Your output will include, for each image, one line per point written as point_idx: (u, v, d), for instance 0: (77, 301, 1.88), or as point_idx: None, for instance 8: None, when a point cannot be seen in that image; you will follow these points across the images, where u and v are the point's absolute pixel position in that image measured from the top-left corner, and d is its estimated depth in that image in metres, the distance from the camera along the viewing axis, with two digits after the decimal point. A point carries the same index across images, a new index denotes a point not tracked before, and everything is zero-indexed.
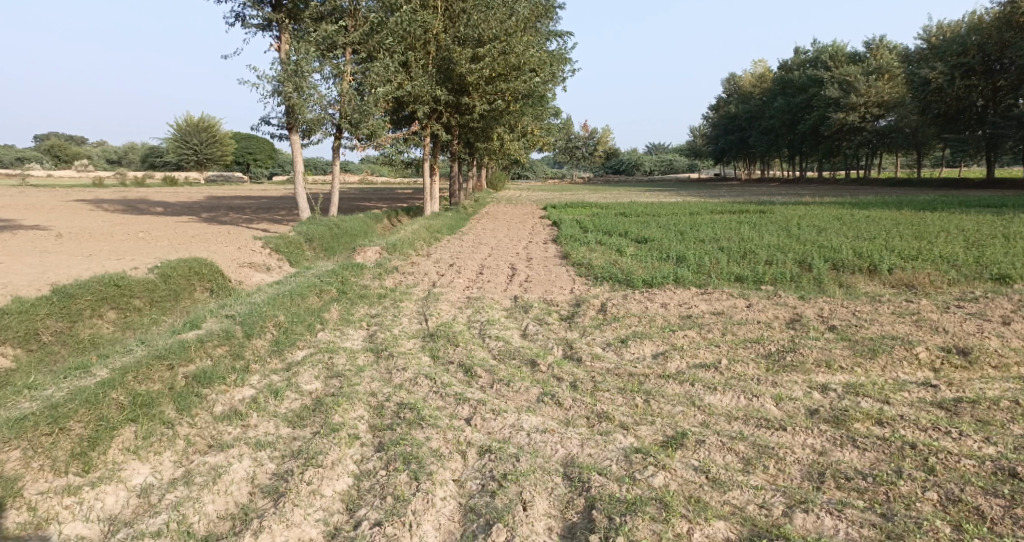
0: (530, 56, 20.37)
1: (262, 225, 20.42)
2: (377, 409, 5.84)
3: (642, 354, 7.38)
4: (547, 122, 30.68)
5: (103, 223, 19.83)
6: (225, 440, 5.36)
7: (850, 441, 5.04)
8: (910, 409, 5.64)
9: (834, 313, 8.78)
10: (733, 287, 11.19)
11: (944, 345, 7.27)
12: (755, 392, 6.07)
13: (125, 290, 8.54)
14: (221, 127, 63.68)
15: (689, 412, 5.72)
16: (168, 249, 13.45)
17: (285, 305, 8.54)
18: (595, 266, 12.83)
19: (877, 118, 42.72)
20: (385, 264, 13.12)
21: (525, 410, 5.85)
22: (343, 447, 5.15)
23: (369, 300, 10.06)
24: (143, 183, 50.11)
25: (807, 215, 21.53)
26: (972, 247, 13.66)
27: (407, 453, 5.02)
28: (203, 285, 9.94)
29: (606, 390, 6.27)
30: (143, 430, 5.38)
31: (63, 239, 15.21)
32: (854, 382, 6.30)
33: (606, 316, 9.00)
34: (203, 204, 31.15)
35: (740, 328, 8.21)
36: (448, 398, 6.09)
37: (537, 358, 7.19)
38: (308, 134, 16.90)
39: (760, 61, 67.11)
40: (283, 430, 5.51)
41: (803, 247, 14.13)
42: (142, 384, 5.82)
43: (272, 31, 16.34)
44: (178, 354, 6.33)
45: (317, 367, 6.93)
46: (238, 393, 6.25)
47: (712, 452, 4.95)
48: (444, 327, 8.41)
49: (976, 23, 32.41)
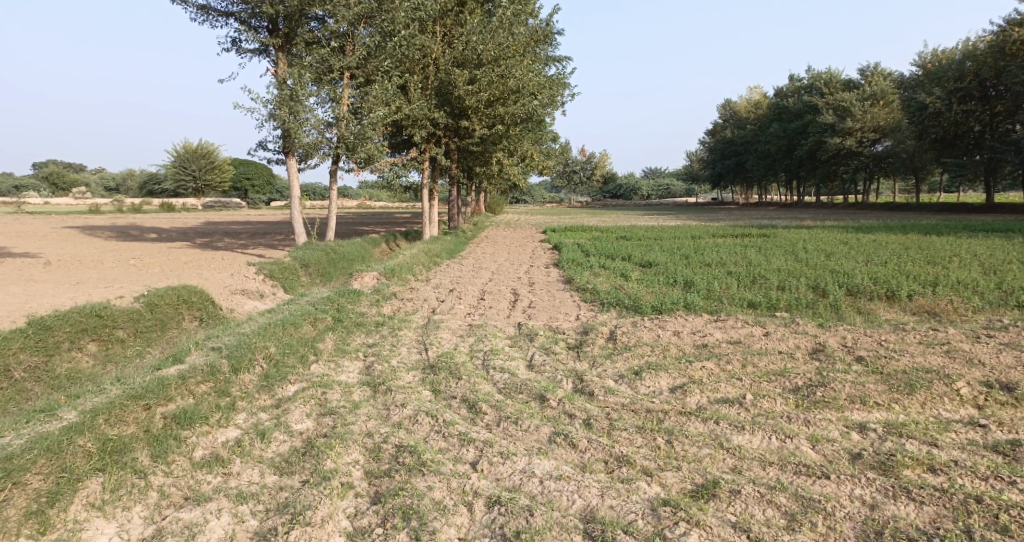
0: (530, 79, 19.96)
1: (259, 250, 19.92)
2: (374, 452, 5.30)
3: (658, 388, 6.84)
4: (547, 146, 30.42)
5: (94, 250, 19.32)
6: (203, 492, 4.78)
7: (903, 491, 4.54)
8: (963, 453, 5.14)
9: (859, 343, 8.28)
10: (747, 314, 10.68)
11: (984, 379, 6.75)
12: (789, 432, 5.54)
13: (108, 321, 8.02)
14: (218, 152, 63.66)
15: (717, 455, 5.18)
16: (159, 276, 13.01)
17: (276, 335, 8.02)
18: (601, 291, 12.34)
19: (873, 142, 42.72)
20: (382, 290, 12.59)
21: (536, 453, 5.30)
22: (334, 500, 4.59)
23: (366, 328, 9.52)
24: (139, 210, 49.76)
25: (812, 238, 21.06)
26: (988, 272, 13.20)
27: (408, 507, 4.47)
28: (191, 315, 9.41)
29: (624, 429, 5.71)
30: (111, 482, 4.81)
31: (51, 266, 14.72)
32: (895, 421, 5.77)
33: (616, 345, 8.47)
34: (199, 230, 30.62)
35: (761, 359, 7.68)
36: (452, 438, 5.53)
37: (547, 392, 6.64)
38: (305, 158, 16.52)
39: (756, 87, 67.58)
40: (268, 479, 4.94)
41: (815, 272, 13.64)
42: (114, 427, 5.28)
43: (269, 56, 15.98)
44: (156, 393, 5.78)
45: (309, 403, 6.39)
46: (221, 434, 5.67)
47: (750, 505, 4.44)
48: (446, 358, 7.87)
49: (972, 49, 32.38)
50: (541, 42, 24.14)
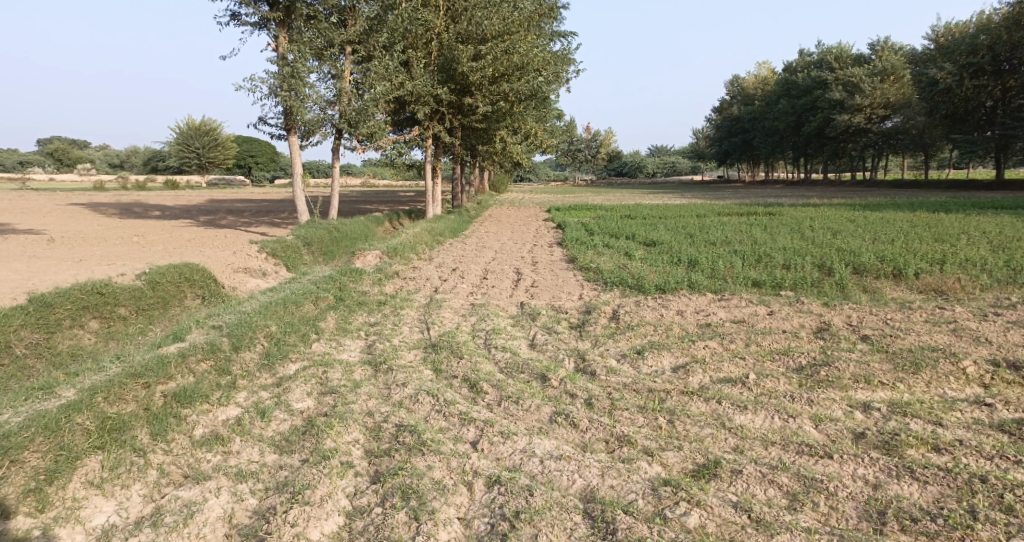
0: (534, 55, 19.64)
1: (262, 229, 19.85)
2: (374, 431, 5.28)
3: (660, 368, 6.79)
4: (551, 124, 30.10)
5: (97, 227, 19.29)
6: (202, 470, 4.77)
7: (906, 471, 4.50)
8: (968, 433, 5.09)
9: (864, 322, 8.20)
10: (752, 292, 10.60)
11: (990, 357, 6.68)
12: (792, 412, 5.50)
13: (109, 298, 8.01)
14: (222, 130, 63.37)
15: (720, 434, 5.15)
16: (162, 254, 12.99)
17: (277, 314, 7.99)
18: (605, 270, 12.25)
19: (883, 119, 42.17)
20: (385, 269, 12.52)
21: (537, 432, 5.28)
22: (333, 479, 4.58)
23: (369, 307, 9.48)
24: (143, 187, 49.67)
25: (819, 216, 20.83)
26: (998, 250, 13.05)
27: (407, 486, 4.46)
28: (194, 293, 9.40)
29: (626, 409, 5.68)
30: (110, 460, 4.81)
31: (54, 244, 14.69)
32: (899, 401, 5.72)
33: (619, 324, 8.42)
34: (202, 207, 30.52)
35: (765, 338, 7.62)
36: (453, 418, 5.51)
37: (548, 372, 6.60)
38: (307, 135, 16.39)
39: (764, 63, 66.70)
40: (268, 458, 4.93)
41: (821, 251, 13.50)
42: (114, 406, 5.26)
43: (269, 30, 15.62)
44: (156, 371, 5.76)
45: (310, 382, 6.37)
46: (221, 413, 5.66)
47: (751, 485, 4.40)
48: (448, 337, 7.83)
49: (985, 23, 31.73)
50: (546, 17, 23.75)
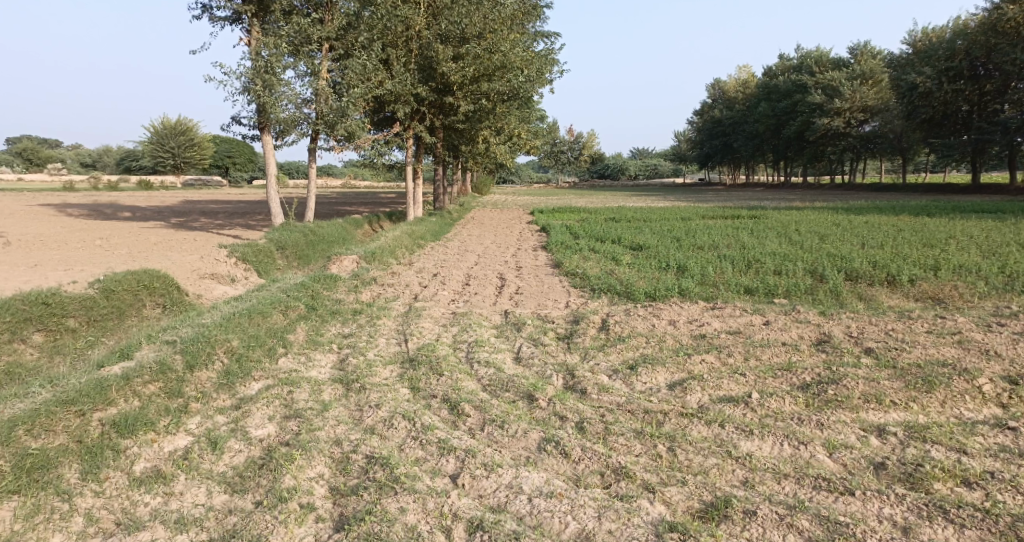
0: (517, 53, 19.07)
1: (235, 231, 19.09)
2: (340, 464, 4.70)
3: (656, 385, 6.27)
4: (534, 125, 29.54)
5: (60, 229, 18.38)
6: (138, 518, 4.17)
7: (939, 511, 4.07)
8: (995, 462, 4.65)
9: (866, 333, 7.77)
10: (744, 300, 10.15)
11: (1005, 374, 6.26)
12: (803, 438, 5.00)
13: (55, 309, 7.34)
14: (197, 129, 61.94)
15: (726, 465, 4.63)
16: (124, 258, 12.25)
17: (240, 326, 7.34)
18: (591, 276, 11.73)
19: (862, 123, 42.29)
20: (361, 274, 11.86)
21: (524, 463, 4.73)
22: (290, 527, 4.02)
23: (343, 317, 8.86)
24: (113, 187, 48.18)
25: (803, 220, 20.52)
26: (989, 255, 12.77)
27: (374, 536, 3.91)
28: (153, 301, 8.71)
29: (621, 434, 5.14)
30: (26, 508, 4.19)
31: (11, 247, 13.87)
32: (916, 424, 5.26)
33: (609, 335, 7.90)
34: (175, 209, 29.44)
35: (764, 352, 7.15)
36: (430, 446, 4.94)
37: (535, 391, 6.04)
38: (281, 134, 15.70)
39: (745, 67, 66.91)
40: (217, 499, 4.35)
41: (812, 256, 13.09)
42: (39, 440, 4.65)
43: (242, 24, 15.02)
44: (93, 397, 5.15)
45: (272, 404, 5.75)
46: (168, 443, 5.06)
47: (767, 530, 3.93)
48: (426, 351, 7.24)
49: (962, 28, 31.83)
50: (528, 16, 23.27)
